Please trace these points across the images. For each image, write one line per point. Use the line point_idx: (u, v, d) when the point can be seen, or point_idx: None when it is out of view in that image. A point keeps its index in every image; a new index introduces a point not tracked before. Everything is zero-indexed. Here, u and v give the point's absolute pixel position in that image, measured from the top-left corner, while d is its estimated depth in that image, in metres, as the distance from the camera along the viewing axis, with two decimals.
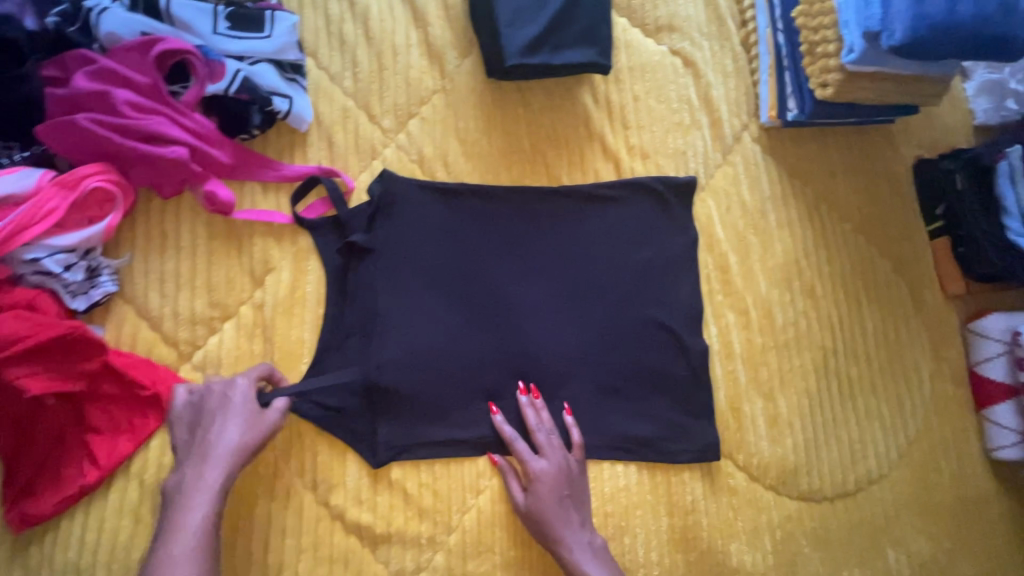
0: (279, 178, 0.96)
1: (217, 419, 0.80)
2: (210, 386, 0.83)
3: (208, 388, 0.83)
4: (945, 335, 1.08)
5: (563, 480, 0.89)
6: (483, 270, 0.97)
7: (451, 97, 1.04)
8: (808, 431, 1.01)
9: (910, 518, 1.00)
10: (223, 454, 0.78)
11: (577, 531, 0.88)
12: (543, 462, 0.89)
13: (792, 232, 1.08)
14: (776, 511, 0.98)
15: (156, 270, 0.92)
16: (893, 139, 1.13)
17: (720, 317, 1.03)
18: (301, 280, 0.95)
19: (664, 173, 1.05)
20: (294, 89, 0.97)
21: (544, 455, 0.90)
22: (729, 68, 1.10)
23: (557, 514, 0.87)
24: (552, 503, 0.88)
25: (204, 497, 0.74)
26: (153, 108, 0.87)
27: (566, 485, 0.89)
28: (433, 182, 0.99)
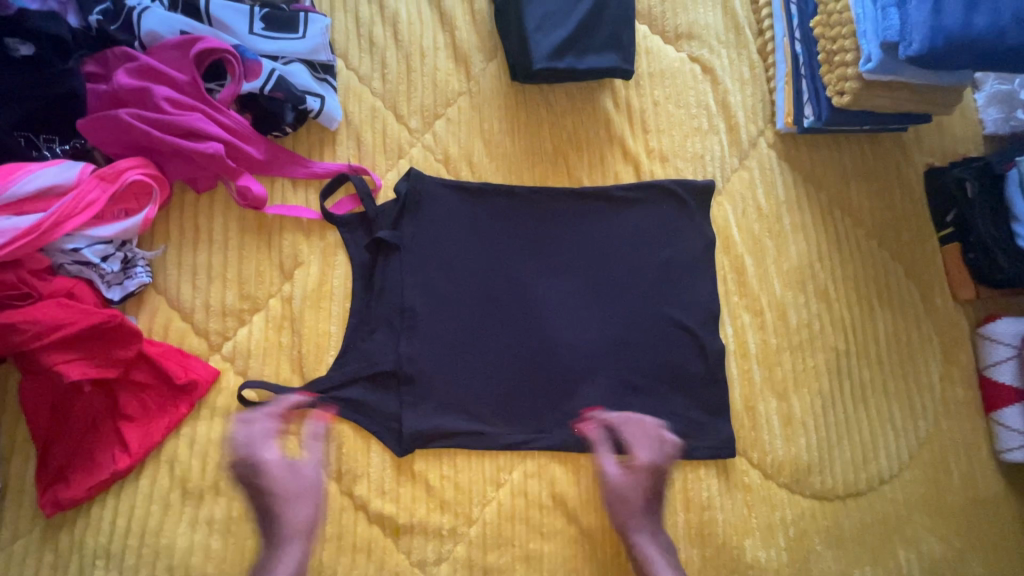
0: (309, 175, 0.99)
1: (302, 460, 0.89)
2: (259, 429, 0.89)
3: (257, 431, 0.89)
4: (955, 338, 1.10)
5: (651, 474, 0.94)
6: (507, 269, 1.00)
7: (476, 99, 1.07)
8: (821, 431, 1.03)
9: (920, 517, 1.02)
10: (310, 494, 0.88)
11: (650, 528, 0.93)
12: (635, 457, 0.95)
13: (807, 235, 1.10)
14: (790, 508, 0.99)
15: (188, 263, 0.94)
16: (905, 147, 1.16)
17: (736, 318, 1.05)
18: (329, 274, 0.97)
19: (682, 176, 1.08)
20: (324, 88, 1.00)
21: (635, 449, 0.95)
22: (746, 76, 1.13)
23: (642, 508, 0.93)
24: (639, 496, 0.93)
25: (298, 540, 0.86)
26: (191, 105, 0.90)
27: (656, 483, 0.94)
28: (459, 181, 1.01)
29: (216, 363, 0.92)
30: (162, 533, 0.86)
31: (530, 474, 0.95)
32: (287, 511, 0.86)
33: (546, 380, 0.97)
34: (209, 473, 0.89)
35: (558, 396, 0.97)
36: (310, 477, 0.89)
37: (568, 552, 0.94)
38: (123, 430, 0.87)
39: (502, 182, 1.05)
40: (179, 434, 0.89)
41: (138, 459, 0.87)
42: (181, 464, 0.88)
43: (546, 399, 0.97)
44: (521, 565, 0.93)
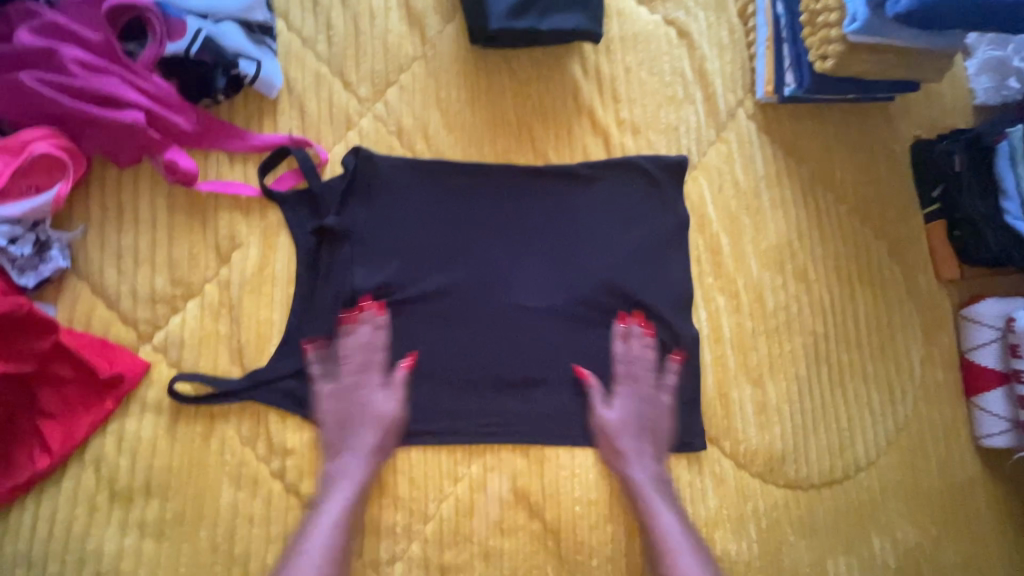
0: (246, 148, 0.90)
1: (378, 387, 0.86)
2: (349, 352, 0.86)
3: (346, 354, 0.86)
4: (936, 320, 1.06)
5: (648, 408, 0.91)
6: (468, 252, 0.93)
7: (432, 64, 0.98)
8: (797, 418, 0.98)
9: (897, 505, 0.99)
10: (373, 422, 0.85)
11: (646, 462, 0.89)
12: (627, 388, 0.91)
13: (786, 213, 1.04)
14: (762, 499, 0.95)
15: (113, 245, 0.86)
16: (891, 119, 1.09)
17: (709, 300, 0.99)
18: (270, 257, 0.90)
19: (655, 150, 1.01)
20: (262, 51, 0.90)
21: (635, 385, 0.91)
22: (726, 41, 1.05)
23: (630, 442, 0.89)
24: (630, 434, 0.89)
25: (348, 475, 0.83)
26: (106, 68, 0.80)
27: (646, 418, 0.90)
28: (414, 158, 0.94)
29: (146, 354, 0.85)
30: (89, 537, 0.80)
31: (490, 468, 0.90)
32: (357, 437, 0.84)
33: (506, 373, 0.91)
34: (140, 472, 0.82)
35: (520, 389, 0.91)
36: (368, 403, 0.85)
37: (530, 548, 0.89)
38: (43, 428, 0.80)
39: (461, 158, 0.97)
40: (107, 431, 0.83)
41: (60, 458, 0.80)
42: (108, 463, 0.82)
43: (506, 393, 0.91)
44: (480, 562, 0.88)
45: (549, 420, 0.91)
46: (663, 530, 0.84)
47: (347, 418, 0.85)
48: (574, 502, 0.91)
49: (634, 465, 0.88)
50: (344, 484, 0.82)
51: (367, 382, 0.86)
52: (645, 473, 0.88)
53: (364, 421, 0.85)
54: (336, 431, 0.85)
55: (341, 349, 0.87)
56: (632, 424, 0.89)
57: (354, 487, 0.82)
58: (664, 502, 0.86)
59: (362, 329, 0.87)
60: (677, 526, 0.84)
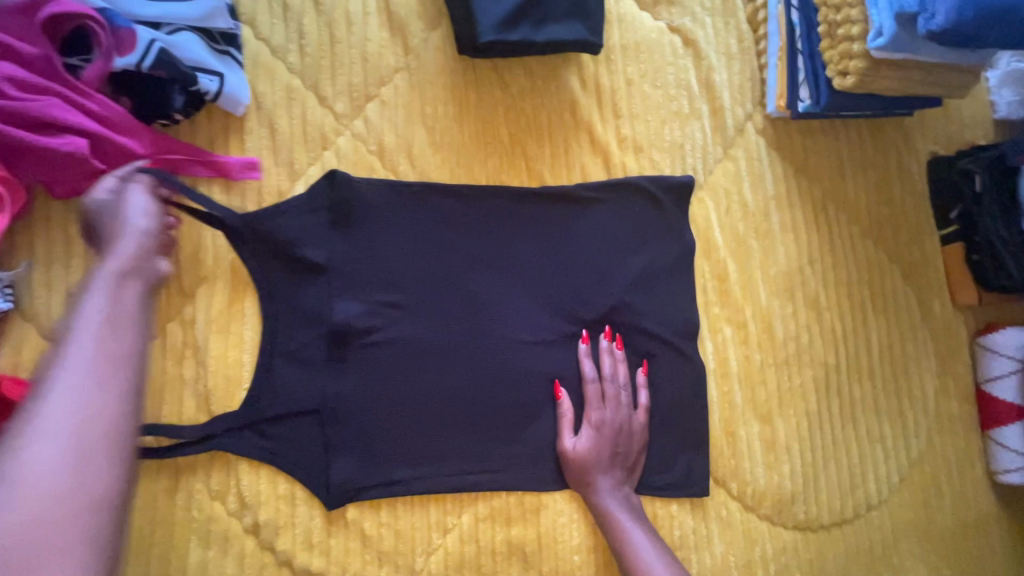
0: (210, 173, 0.82)
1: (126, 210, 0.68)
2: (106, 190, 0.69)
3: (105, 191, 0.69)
4: (952, 349, 1.00)
5: (621, 432, 0.85)
6: (455, 281, 0.85)
7: (416, 76, 0.89)
8: (807, 456, 0.93)
9: (909, 545, 0.94)
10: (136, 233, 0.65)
11: (614, 488, 0.84)
12: (603, 411, 0.84)
13: (796, 236, 0.97)
14: (770, 543, 0.90)
15: (62, 283, 0.77)
16: (908, 133, 1.03)
17: (716, 332, 0.93)
18: (239, 293, 0.82)
19: (658, 170, 0.93)
20: (226, 63, 0.81)
21: (604, 404, 0.85)
22: (734, 49, 0.98)
23: (601, 467, 0.83)
24: (599, 456, 0.83)
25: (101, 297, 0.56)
26: (44, 87, 0.71)
27: (617, 441, 0.84)
28: (396, 182, 0.85)
29: None
30: None
31: (482, 517, 0.84)
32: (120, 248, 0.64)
33: (496, 411, 0.84)
34: None
35: (512, 429, 0.85)
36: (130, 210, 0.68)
37: None
38: None
39: (446, 179, 0.89)
40: None
41: None
42: None
43: (497, 435, 0.84)
44: None
45: (544, 464, 0.85)
46: (637, 555, 0.79)
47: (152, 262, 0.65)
48: (573, 551, 0.85)
49: (606, 491, 0.83)
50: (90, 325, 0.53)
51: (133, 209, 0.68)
52: (614, 500, 0.83)
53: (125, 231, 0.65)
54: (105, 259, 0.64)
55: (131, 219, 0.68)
56: (604, 446, 0.83)
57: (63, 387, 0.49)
58: (634, 526, 0.81)
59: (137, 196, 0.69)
60: (654, 555, 0.79)
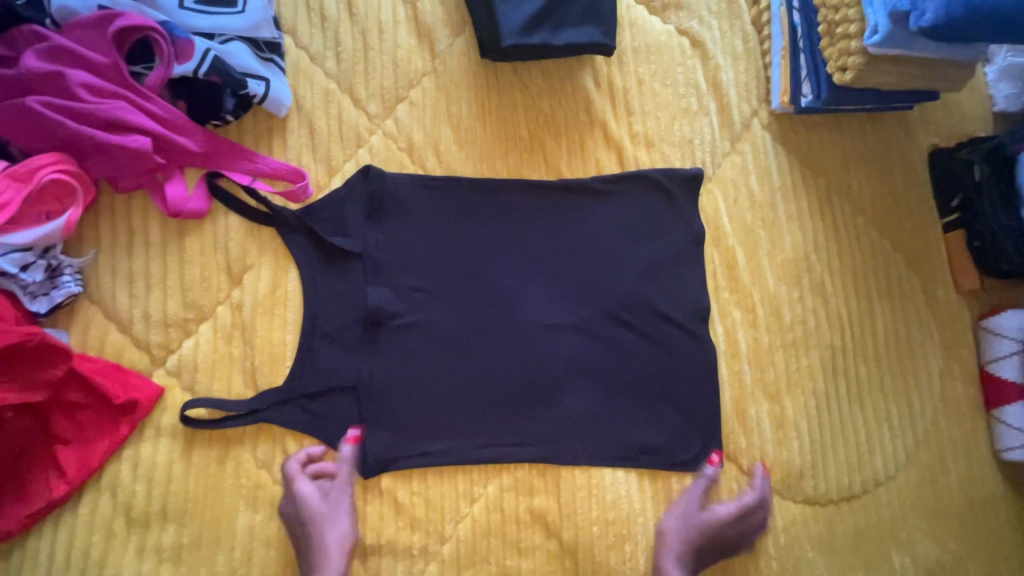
0: (254, 172, 0.89)
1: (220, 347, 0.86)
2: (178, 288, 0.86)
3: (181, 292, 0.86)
4: (956, 332, 1.04)
5: (727, 529, 0.90)
6: (479, 270, 0.92)
7: (442, 79, 0.96)
8: (815, 434, 0.97)
9: (916, 520, 0.98)
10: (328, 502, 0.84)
11: (690, 556, 0.87)
12: (722, 509, 0.91)
13: (802, 225, 1.02)
14: (780, 515, 0.95)
15: (124, 269, 0.85)
16: (910, 126, 1.08)
17: (726, 315, 0.98)
18: (282, 278, 0.89)
19: (669, 163, 0.99)
20: (271, 70, 0.89)
21: (726, 509, 0.91)
22: (740, 50, 1.04)
23: (695, 535, 0.88)
24: (699, 527, 0.89)
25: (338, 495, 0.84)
26: (112, 91, 0.79)
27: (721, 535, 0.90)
28: (424, 177, 0.92)
29: (160, 379, 0.85)
30: (107, 562, 0.80)
31: (507, 487, 0.89)
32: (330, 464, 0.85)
33: (520, 389, 0.90)
34: (156, 498, 0.82)
35: (535, 406, 0.90)
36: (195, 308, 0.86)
37: (548, 568, 0.88)
38: (58, 455, 0.79)
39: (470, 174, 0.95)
40: (122, 456, 0.82)
41: (76, 485, 0.80)
42: (124, 488, 0.81)
43: (520, 412, 0.90)
44: None
45: (565, 439, 0.90)
46: None
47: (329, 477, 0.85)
48: (592, 523, 0.89)
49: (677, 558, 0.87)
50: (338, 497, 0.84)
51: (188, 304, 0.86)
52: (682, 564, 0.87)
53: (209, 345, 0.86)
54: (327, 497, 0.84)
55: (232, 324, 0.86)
56: (708, 527, 0.89)
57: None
58: None
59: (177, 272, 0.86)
60: None
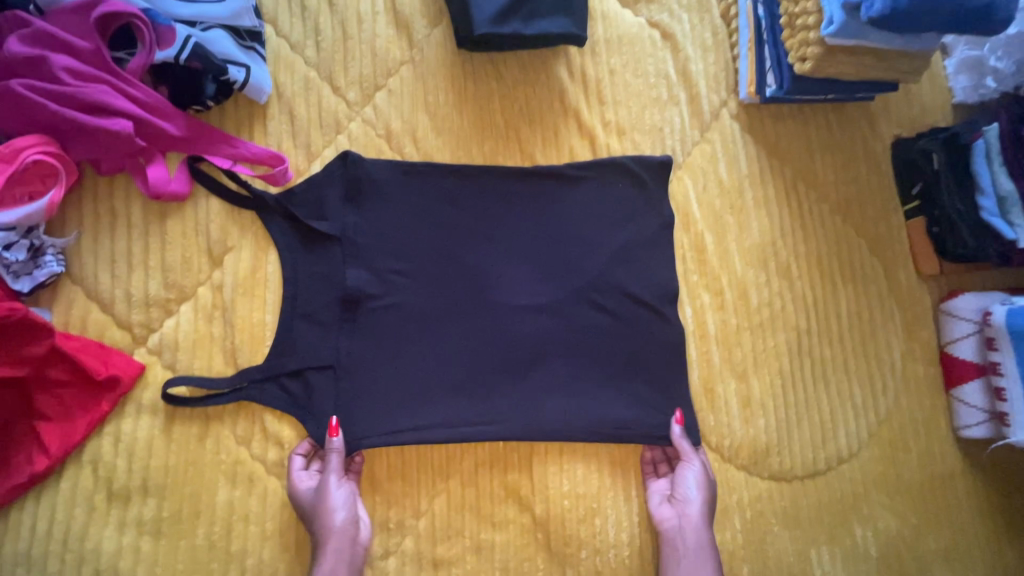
0: (234, 156, 0.90)
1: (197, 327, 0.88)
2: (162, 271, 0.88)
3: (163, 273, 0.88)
4: (917, 315, 1.08)
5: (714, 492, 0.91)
6: (457, 254, 0.94)
7: (420, 69, 0.99)
8: (780, 412, 1.01)
9: (878, 495, 1.02)
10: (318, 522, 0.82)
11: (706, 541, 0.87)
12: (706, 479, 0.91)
13: (769, 212, 1.06)
14: (747, 491, 0.98)
15: (106, 250, 0.87)
16: (872, 117, 1.12)
17: (695, 298, 1.01)
18: (262, 260, 0.91)
19: (640, 150, 1.03)
20: (251, 57, 0.92)
21: (707, 476, 0.91)
22: (709, 42, 1.07)
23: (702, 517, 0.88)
24: (704, 511, 0.88)
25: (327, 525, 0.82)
26: (94, 76, 0.81)
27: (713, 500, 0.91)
28: (401, 163, 0.94)
29: (141, 357, 0.87)
30: (88, 535, 0.82)
31: (481, 462, 0.92)
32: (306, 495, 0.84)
33: (495, 370, 0.91)
34: (137, 473, 0.84)
35: (511, 386, 0.91)
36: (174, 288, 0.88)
37: (520, 541, 0.91)
38: (40, 430, 0.81)
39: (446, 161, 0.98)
40: (103, 432, 0.84)
41: (59, 460, 0.81)
42: (105, 464, 0.83)
43: (495, 391, 0.91)
44: (472, 556, 0.89)
45: (540, 419, 0.91)
46: None
47: (309, 509, 0.83)
48: (563, 497, 0.92)
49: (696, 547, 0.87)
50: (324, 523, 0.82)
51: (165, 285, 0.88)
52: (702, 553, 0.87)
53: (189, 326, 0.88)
54: (313, 522, 0.82)
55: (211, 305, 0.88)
56: (706, 501, 0.89)
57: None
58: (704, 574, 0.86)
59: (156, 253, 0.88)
60: None
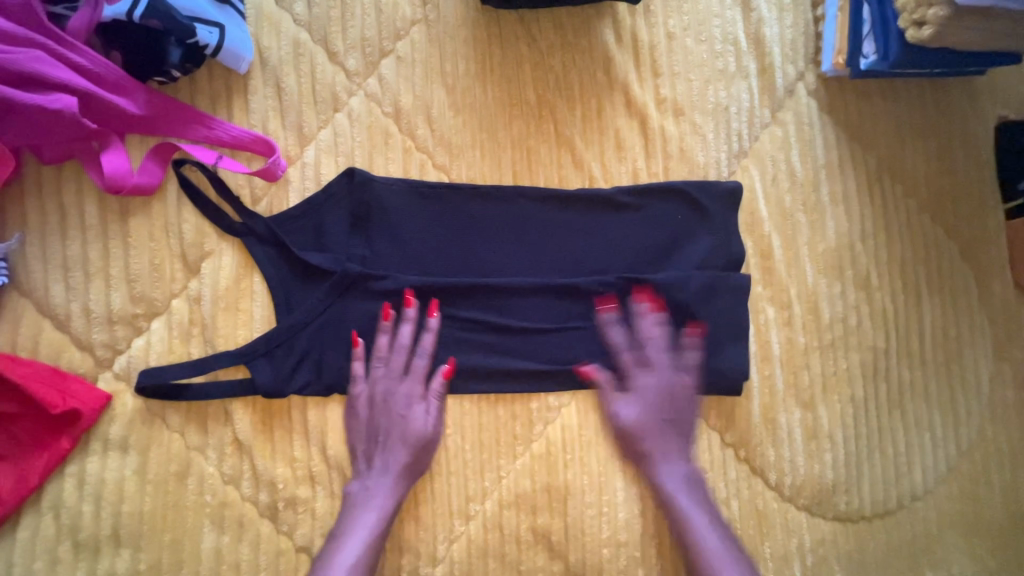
0: (211, 140, 0.75)
1: (172, 348, 0.74)
2: (128, 281, 0.74)
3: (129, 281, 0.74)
4: (1011, 332, 0.93)
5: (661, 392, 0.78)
6: (480, 292, 0.78)
7: (435, 29, 0.81)
8: (850, 446, 0.87)
9: (954, 538, 0.89)
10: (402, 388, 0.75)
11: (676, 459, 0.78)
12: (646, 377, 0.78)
13: (848, 209, 0.89)
14: (808, 534, 0.86)
15: (59, 256, 0.73)
16: (975, 94, 0.93)
17: (758, 313, 0.86)
18: (247, 267, 0.76)
19: (700, 135, 0.85)
20: (226, 14, 0.74)
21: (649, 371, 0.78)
22: (787, 0, 0.88)
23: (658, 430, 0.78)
24: (654, 419, 0.78)
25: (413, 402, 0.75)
26: (25, 37, 0.66)
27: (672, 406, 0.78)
28: (416, 182, 0.78)
29: (106, 384, 0.73)
30: None
31: (507, 504, 0.79)
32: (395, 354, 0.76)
33: None
34: (106, 520, 0.72)
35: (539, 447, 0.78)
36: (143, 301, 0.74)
37: None
38: None
39: (475, 179, 0.81)
40: (65, 473, 0.72)
41: (13, 507, 0.70)
42: (68, 509, 0.71)
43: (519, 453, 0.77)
44: None
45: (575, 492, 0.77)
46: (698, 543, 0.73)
47: (395, 368, 0.75)
48: (600, 544, 0.80)
49: (670, 472, 0.77)
50: (409, 396, 0.75)
51: (131, 298, 0.73)
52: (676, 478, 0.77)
53: (162, 347, 0.74)
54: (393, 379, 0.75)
55: (191, 323, 0.74)
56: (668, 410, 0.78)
57: (384, 518, 0.71)
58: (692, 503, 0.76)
59: (120, 259, 0.74)
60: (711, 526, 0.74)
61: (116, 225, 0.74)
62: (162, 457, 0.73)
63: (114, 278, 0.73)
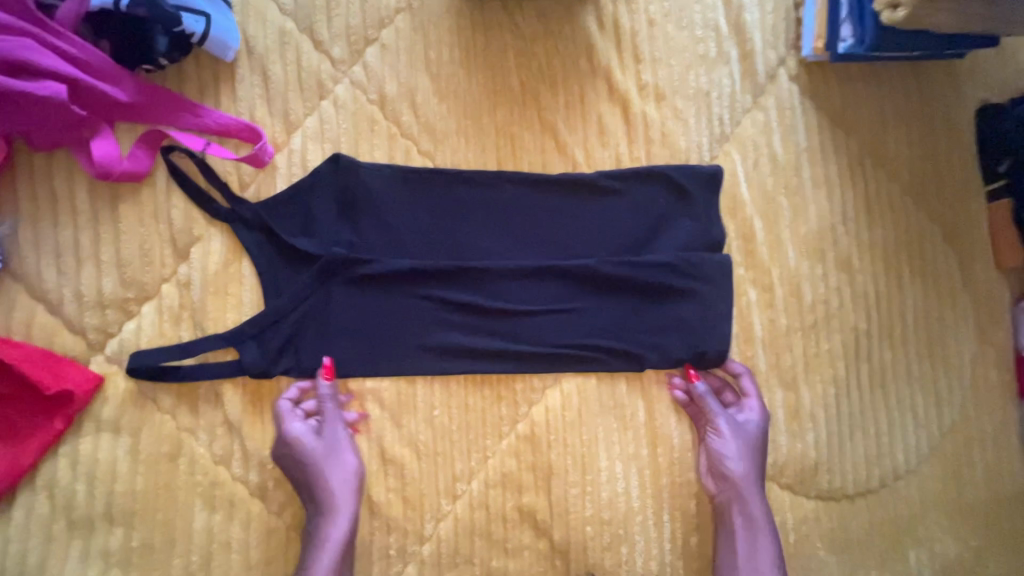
0: (199, 128, 0.77)
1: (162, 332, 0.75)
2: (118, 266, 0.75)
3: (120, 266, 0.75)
4: (993, 313, 0.94)
5: (754, 440, 0.81)
6: (465, 274, 0.79)
7: (419, 18, 0.83)
8: (832, 425, 0.89)
9: (936, 517, 0.90)
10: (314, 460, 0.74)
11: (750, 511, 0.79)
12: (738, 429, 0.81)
13: (830, 192, 0.90)
14: (791, 513, 0.87)
15: (52, 242, 0.74)
16: (956, 78, 0.94)
17: (740, 295, 0.88)
18: (235, 252, 0.77)
19: (682, 119, 0.86)
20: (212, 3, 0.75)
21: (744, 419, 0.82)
22: None
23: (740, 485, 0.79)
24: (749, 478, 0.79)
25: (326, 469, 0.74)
26: (17, 28, 0.68)
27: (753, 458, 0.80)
28: (401, 167, 0.80)
29: (97, 366, 0.75)
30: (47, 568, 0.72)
31: (492, 484, 0.80)
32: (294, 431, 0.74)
33: None
34: (99, 500, 0.73)
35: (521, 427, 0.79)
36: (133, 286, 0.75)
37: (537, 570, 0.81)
38: None
39: (460, 164, 0.82)
40: (58, 454, 0.73)
41: (8, 486, 0.71)
42: (62, 488, 0.73)
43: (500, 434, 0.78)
44: None
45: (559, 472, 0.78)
46: None
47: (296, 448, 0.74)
48: (585, 522, 0.81)
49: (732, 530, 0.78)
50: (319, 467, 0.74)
51: (122, 282, 0.75)
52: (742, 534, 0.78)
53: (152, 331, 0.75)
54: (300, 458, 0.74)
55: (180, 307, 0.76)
56: (746, 464, 0.79)
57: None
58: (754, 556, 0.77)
59: (111, 244, 0.75)
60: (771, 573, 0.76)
61: (106, 211, 0.76)
62: (153, 438, 0.75)
63: (105, 263, 0.75)
